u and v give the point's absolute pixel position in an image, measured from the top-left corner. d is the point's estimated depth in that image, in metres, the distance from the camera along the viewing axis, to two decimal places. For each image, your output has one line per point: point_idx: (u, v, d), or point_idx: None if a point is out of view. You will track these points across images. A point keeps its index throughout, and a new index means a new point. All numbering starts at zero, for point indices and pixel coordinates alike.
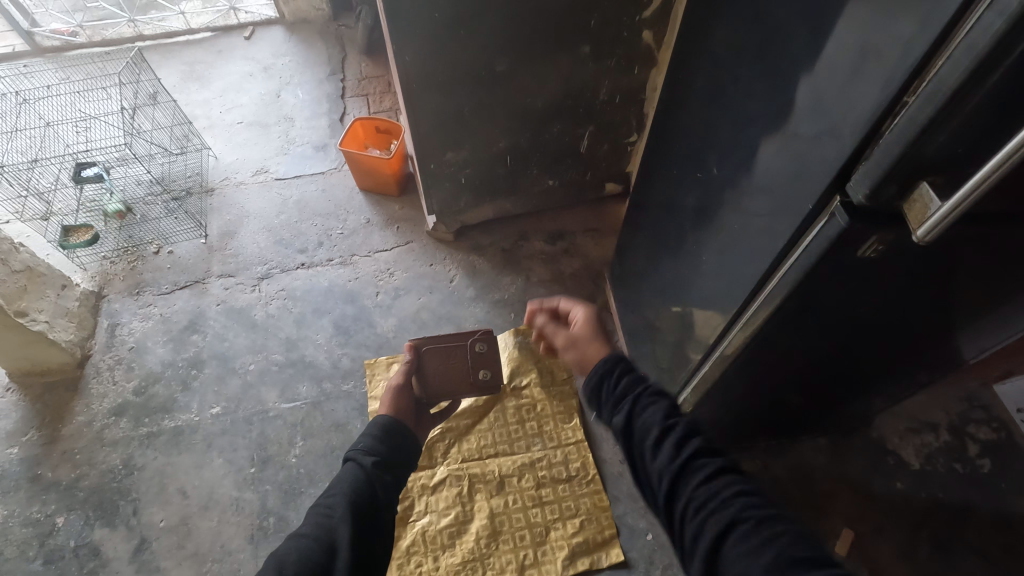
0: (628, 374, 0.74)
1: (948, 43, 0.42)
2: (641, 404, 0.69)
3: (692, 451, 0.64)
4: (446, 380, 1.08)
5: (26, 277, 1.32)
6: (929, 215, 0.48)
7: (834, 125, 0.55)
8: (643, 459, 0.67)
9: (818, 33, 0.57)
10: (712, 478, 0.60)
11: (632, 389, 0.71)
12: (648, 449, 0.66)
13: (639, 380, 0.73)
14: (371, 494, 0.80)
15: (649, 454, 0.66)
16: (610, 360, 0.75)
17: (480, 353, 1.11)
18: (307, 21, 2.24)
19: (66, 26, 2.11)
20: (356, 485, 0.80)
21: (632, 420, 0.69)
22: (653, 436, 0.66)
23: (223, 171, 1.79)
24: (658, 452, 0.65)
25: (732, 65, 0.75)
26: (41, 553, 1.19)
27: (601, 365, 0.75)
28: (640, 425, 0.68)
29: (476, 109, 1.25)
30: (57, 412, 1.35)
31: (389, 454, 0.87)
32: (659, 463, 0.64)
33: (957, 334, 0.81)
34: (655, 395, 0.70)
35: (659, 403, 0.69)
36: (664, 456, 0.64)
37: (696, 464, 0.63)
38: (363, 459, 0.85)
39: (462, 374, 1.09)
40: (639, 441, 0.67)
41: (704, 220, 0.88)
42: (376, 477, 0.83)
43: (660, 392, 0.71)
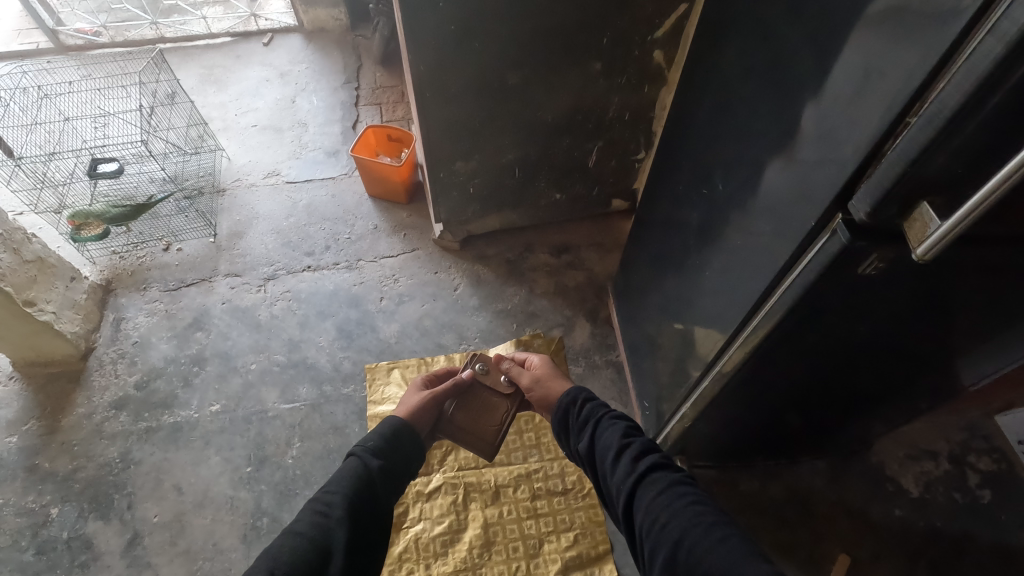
0: (590, 403, 0.88)
1: (951, 65, 0.43)
2: (601, 427, 0.82)
3: (646, 463, 0.73)
4: (475, 412, 1.04)
5: (37, 267, 1.33)
6: (928, 234, 0.49)
7: (837, 148, 0.56)
8: (606, 479, 0.77)
9: (826, 56, 0.59)
10: (661, 490, 0.69)
11: (594, 415, 0.85)
12: (608, 466, 0.76)
13: (600, 407, 0.86)
14: (371, 494, 0.80)
15: (609, 471, 0.76)
16: (576, 392, 0.90)
17: (485, 371, 1.06)
18: (325, 30, 2.28)
19: (90, 25, 2.17)
20: (357, 484, 0.80)
21: (594, 444, 0.81)
22: (611, 455, 0.77)
23: (235, 173, 1.82)
24: (616, 468, 0.75)
25: (741, 84, 0.76)
26: (33, 544, 1.18)
27: (567, 397, 0.90)
28: (600, 447, 0.79)
29: (487, 120, 1.27)
30: (58, 403, 1.35)
31: (394, 459, 0.88)
32: (617, 478, 0.74)
33: (956, 360, 0.82)
34: (615, 418, 0.83)
35: (616, 424, 0.81)
36: (621, 471, 0.74)
37: (649, 475, 0.71)
38: (367, 458, 0.85)
39: (487, 405, 1.04)
40: (600, 461, 0.78)
41: (708, 237, 0.89)
42: (378, 479, 0.83)
43: (619, 415, 0.83)
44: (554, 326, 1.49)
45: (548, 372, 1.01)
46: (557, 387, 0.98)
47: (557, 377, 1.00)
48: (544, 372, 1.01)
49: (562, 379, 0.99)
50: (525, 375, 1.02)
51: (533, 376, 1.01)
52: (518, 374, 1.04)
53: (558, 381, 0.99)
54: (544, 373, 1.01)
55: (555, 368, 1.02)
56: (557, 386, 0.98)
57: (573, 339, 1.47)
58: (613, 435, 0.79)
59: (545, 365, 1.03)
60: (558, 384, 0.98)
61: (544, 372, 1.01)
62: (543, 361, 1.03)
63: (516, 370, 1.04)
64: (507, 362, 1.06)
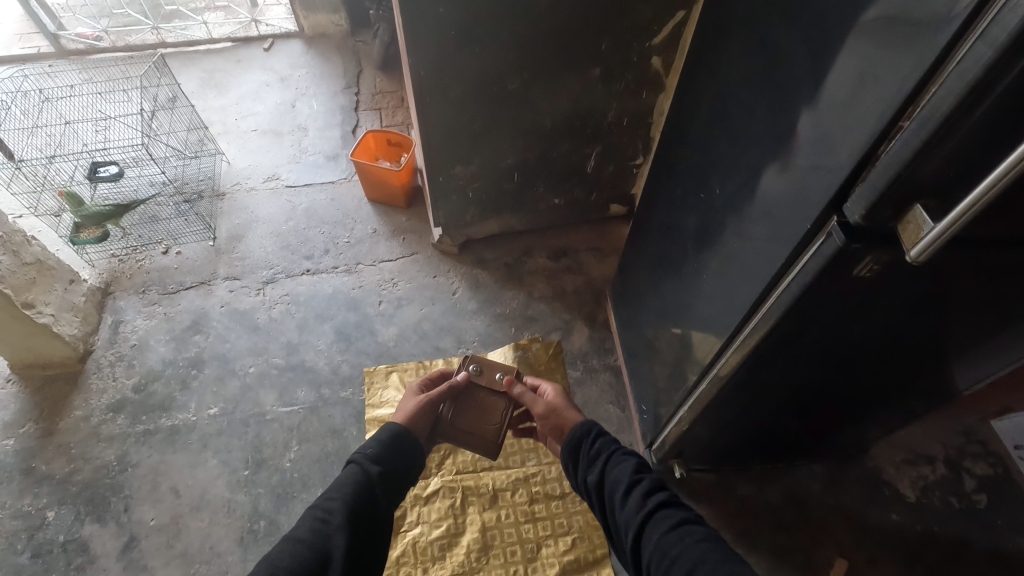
0: (601, 437, 0.88)
1: (943, 70, 0.44)
2: (612, 462, 0.82)
3: (656, 500, 0.73)
4: (474, 415, 1.03)
5: (36, 269, 1.33)
6: (922, 236, 0.50)
7: (832, 152, 0.57)
8: (614, 514, 0.77)
9: (822, 62, 0.59)
10: (670, 527, 0.69)
11: (605, 449, 0.85)
12: (617, 500, 0.77)
13: (611, 442, 0.87)
14: (370, 500, 0.81)
15: (618, 506, 0.76)
16: (588, 425, 0.90)
17: (479, 372, 1.06)
18: (326, 35, 2.29)
19: (91, 31, 2.17)
20: (357, 491, 0.80)
21: (604, 478, 0.81)
22: (621, 489, 0.77)
23: (235, 176, 1.83)
24: (626, 503, 0.75)
25: (738, 89, 0.77)
26: (29, 546, 1.18)
27: (578, 429, 0.90)
28: (610, 481, 0.80)
29: (486, 125, 1.28)
30: (55, 406, 1.35)
31: (394, 466, 0.88)
32: (626, 514, 0.74)
33: (951, 364, 0.82)
34: (626, 454, 0.83)
35: (627, 460, 0.81)
36: (631, 506, 0.74)
37: (659, 512, 0.72)
38: (367, 465, 0.85)
39: (488, 409, 1.04)
40: (609, 495, 0.79)
41: (705, 241, 0.90)
42: (378, 486, 0.83)
43: (630, 452, 0.84)
44: (552, 330, 1.50)
45: (563, 401, 0.99)
46: (568, 417, 0.96)
47: (570, 407, 0.98)
48: (558, 402, 0.98)
49: (576, 409, 0.97)
50: (539, 402, 0.99)
51: (547, 404, 0.98)
52: (531, 401, 1.01)
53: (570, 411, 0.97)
54: (559, 402, 0.98)
55: (569, 399, 1.00)
56: (569, 416, 0.96)
57: (571, 343, 1.48)
58: (624, 471, 0.79)
59: (559, 394, 1.01)
60: (571, 415, 0.96)
61: (558, 401, 0.98)
62: (557, 391, 1.01)
63: (529, 397, 1.00)
64: (517, 386, 1.02)
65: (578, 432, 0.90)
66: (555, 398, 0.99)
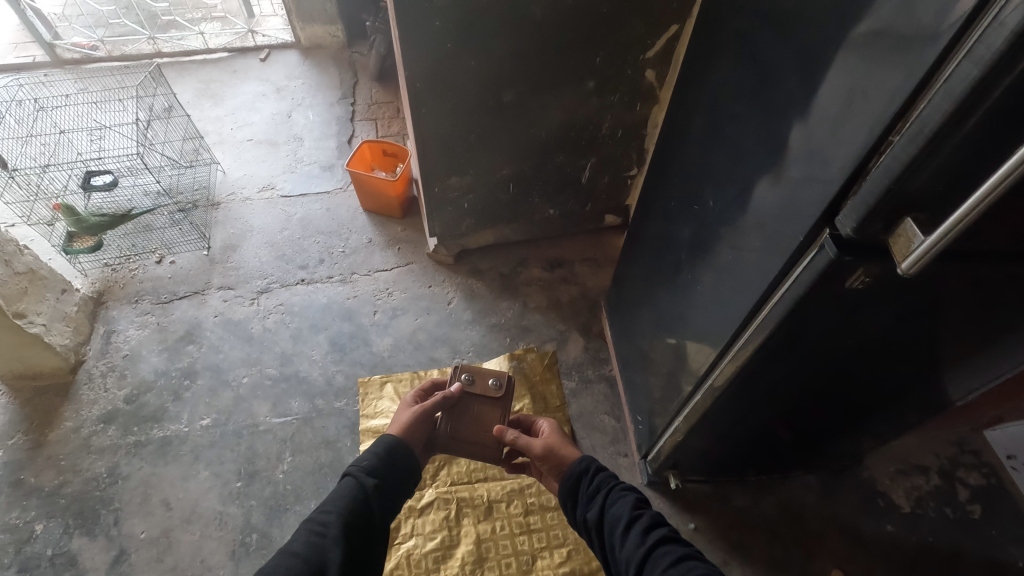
0: (600, 473, 0.88)
1: (932, 86, 0.45)
2: (611, 498, 0.83)
3: (656, 536, 0.74)
4: (467, 425, 1.02)
5: (28, 279, 1.32)
6: (913, 249, 0.51)
7: (823, 165, 0.58)
8: (615, 551, 0.77)
9: (812, 78, 0.60)
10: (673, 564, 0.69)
11: (604, 485, 0.85)
12: (617, 536, 0.77)
13: (610, 478, 0.87)
14: (366, 514, 0.80)
15: (619, 542, 0.76)
16: (586, 461, 0.90)
17: (472, 381, 1.05)
18: (322, 46, 2.31)
19: (87, 40, 2.19)
20: (353, 505, 0.80)
21: (604, 513, 0.81)
22: (621, 526, 0.77)
23: (230, 186, 1.83)
24: (626, 539, 0.75)
25: (731, 103, 0.78)
26: (16, 561, 1.16)
27: (578, 464, 0.90)
28: (610, 518, 0.80)
29: (482, 136, 1.29)
30: (45, 417, 1.34)
31: (390, 479, 0.87)
32: (627, 550, 0.74)
33: (943, 375, 0.83)
34: (625, 490, 0.84)
35: (626, 496, 0.82)
36: (631, 542, 0.74)
37: (660, 548, 0.72)
38: (363, 478, 0.84)
39: (483, 419, 1.03)
40: (610, 532, 0.79)
41: (699, 252, 0.91)
42: (374, 499, 0.82)
43: (629, 487, 0.84)
44: (547, 340, 1.50)
45: (558, 438, 0.99)
46: (566, 455, 0.96)
47: (567, 444, 0.98)
48: (555, 441, 0.98)
49: (572, 446, 0.98)
50: (537, 441, 0.98)
51: (545, 445, 0.97)
52: (526, 443, 0.98)
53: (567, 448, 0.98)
54: (556, 441, 0.98)
55: (565, 435, 1.01)
56: (567, 454, 0.96)
57: (566, 353, 1.48)
58: (623, 507, 0.80)
59: (555, 432, 1.01)
60: (569, 452, 0.96)
61: (554, 440, 0.98)
62: (552, 429, 1.02)
63: (525, 441, 0.98)
64: (512, 432, 0.99)
65: (578, 468, 0.90)
66: (552, 436, 1.00)
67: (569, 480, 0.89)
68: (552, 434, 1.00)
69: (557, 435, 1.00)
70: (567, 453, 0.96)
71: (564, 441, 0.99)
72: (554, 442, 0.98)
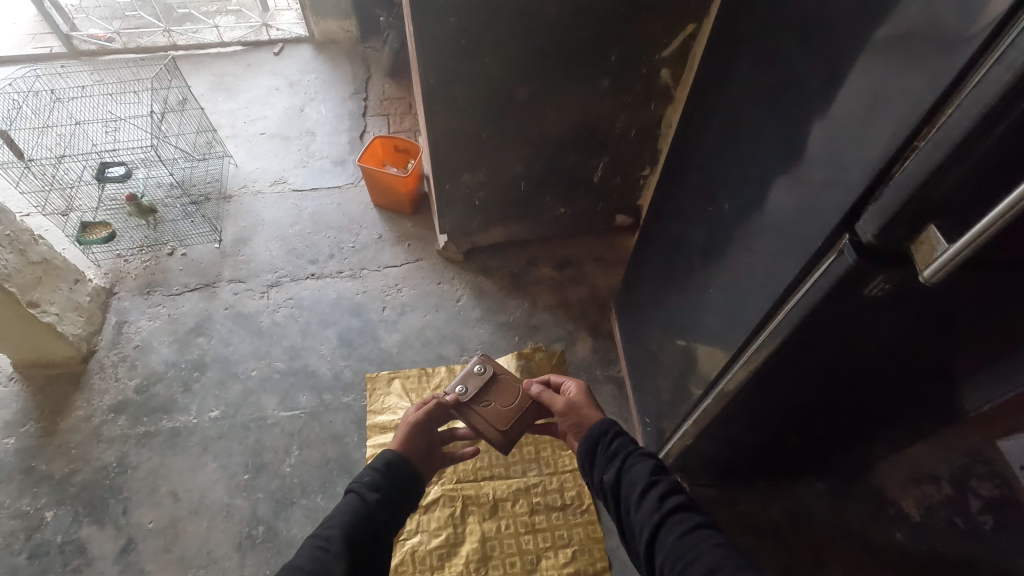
0: (618, 437, 0.87)
1: (959, 91, 0.44)
2: (628, 463, 0.81)
3: (672, 503, 0.73)
4: (484, 416, 1.03)
5: (42, 269, 1.34)
6: (935, 257, 0.50)
7: (845, 170, 0.57)
8: (629, 515, 0.77)
9: (834, 78, 0.59)
10: (687, 531, 0.69)
11: (621, 450, 0.84)
12: (632, 502, 0.77)
13: (627, 442, 0.85)
14: (371, 530, 0.80)
15: (633, 508, 0.76)
16: (606, 423, 0.89)
17: (465, 391, 1.04)
18: (336, 41, 2.31)
19: (104, 32, 2.18)
20: (357, 521, 0.80)
21: (620, 479, 0.81)
22: (637, 492, 0.77)
23: (242, 180, 1.83)
24: (641, 505, 0.75)
25: (749, 105, 0.77)
26: (26, 547, 1.18)
27: (596, 428, 0.89)
28: (626, 483, 0.79)
29: (494, 135, 1.29)
30: (56, 406, 1.35)
31: (394, 492, 0.87)
32: (641, 516, 0.74)
33: (956, 387, 0.82)
34: (642, 455, 0.82)
35: (643, 463, 0.81)
36: (646, 509, 0.74)
37: (674, 516, 0.72)
38: (367, 493, 0.84)
39: (500, 403, 1.04)
40: (625, 497, 0.78)
41: (711, 255, 0.90)
42: (378, 515, 0.82)
43: (647, 452, 0.83)
44: (555, 339, 1.49)
45: (582, 394, 0.98)
46: (588, 409, 0.95)
47: (590, 399, 0.97)
48: (578, 396, 0.97)
49: (595, 402, 0.96)
50: (557, 398, 0.98)
51: (568, 401, 0.96)
52: (549, 399, 0.99)
53: (590, 403, 0.96)
54: (577, 397, 0.97)
55: (589, 391, 0.98)
56: (589, 409, 0.95)
57: (574, 353, 1.47)
58: (640, 472, 0.79)
59: (579, 390, 0.99)
60: (591, 409, 0.95)
61: (577, 395, 0.97)
62: (579, 387, 0.99)
63: (548, 395, 0.99)
64: (535, 386, 1.02)
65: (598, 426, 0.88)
66: (576, 391, 0.99)
67: (588, 443, 0.88)
68: (576, 389, 0.99)
69: (580, 390, 0.99)
70: (590, 408, 0.95)
71: (587, 394, 0.97)
72: (577, 396, 0.97)
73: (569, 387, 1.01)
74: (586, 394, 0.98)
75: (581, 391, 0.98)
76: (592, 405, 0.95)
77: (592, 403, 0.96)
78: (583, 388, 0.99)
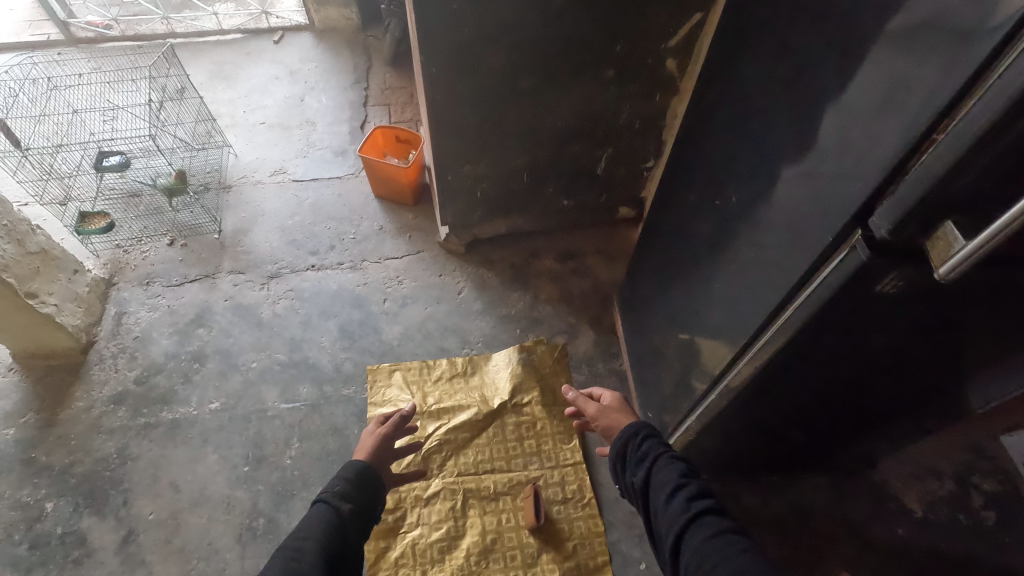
0: (650, 438, 0.86)
1: (983, 83, 0.43)
2: (659, 464, 0.81)
3: (701, 506, 0.73)
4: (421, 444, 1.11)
5: (40, 259, 1.33)
6: (952, 253, 0.49)
7: (858, 164, 0.55)
8: (657, 515, 0.76)
9: (847, 67, 0.58)
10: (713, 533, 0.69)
11: (653, 450, 0.83)
12: (660, 502, 0.76)
13: (659, 444, 0.84)
14: (343, 541, 0.80)
15: (661, 508, 0.75)
16: (637, 424, 0.88)
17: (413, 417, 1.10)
18: (336, 29, 2.28)
19: (100, 19, 2.15)
20: (329, 531, 0.79)
21: (650, 479, 0.80)
22: (666, 492, 0.76)
23: (242, 169, 1.82)
24: (670, 505, 0.74)
25: (758, 96, 0.75)
26: (27, 538, 1.18)
27: (628, 428, 0.88)
28: (655, 483, 0.78)
29: (496, 125, 1.27)
30: (56, 397, 1.35)
31: (362, 502, 0.87)
32: (669, 516, 0.74)
33: (963, 384, 0.81)
34: (673, 457, 0.81)
35: (674, 464, 0.80)
36: (674, 509, 0.73)
37: (702, 519, 0.71)
38: (337, 503, 0.84)
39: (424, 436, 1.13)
40: (653, 497, 0.78)
41: (717, 249, 0.89)
42: (349, 525, 0.82)
43: (678, 455, 0.82)
44: (557, 333, 1.48)
45: (620, 401, 1.00)
46: (621, 416, 0.97)
47: (625, 408, 0.98)
48: (613, 403, 0.99)
49: (629, 412, 0.98)
50: (592, 404, 1.00)
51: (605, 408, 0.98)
52: (584, 404, 1.01)
53: (625, 412, 0.98)
54: (612, 405, 0.99)
55: (625, 401, 1.00)
56: (622, 417, 0.97)
57: (576, 346, 1.46)
58: (670, 473, 0.78)
59: (616, 399, 1.01)
60: (623, 416, 0.97)
61: (611, 402, 0.99)
62: (616, 396, 1.01)
63: (582, 401, 1.01)
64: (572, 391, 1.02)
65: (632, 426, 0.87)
66: (612, 398, 1.00)
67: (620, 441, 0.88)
68: (613, 396, 1.01)
69: (618, 399, 1.00)
70: (623, 416, 0.97)
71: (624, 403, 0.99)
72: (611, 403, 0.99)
73: (607, 394, 1.02)
74: (623, 403, 0.99)
75: (618, 399, 1.00)
76: (627, 415, 0.97)
77: (626, 412, 0.98)
78: (622, 397, 1.00)
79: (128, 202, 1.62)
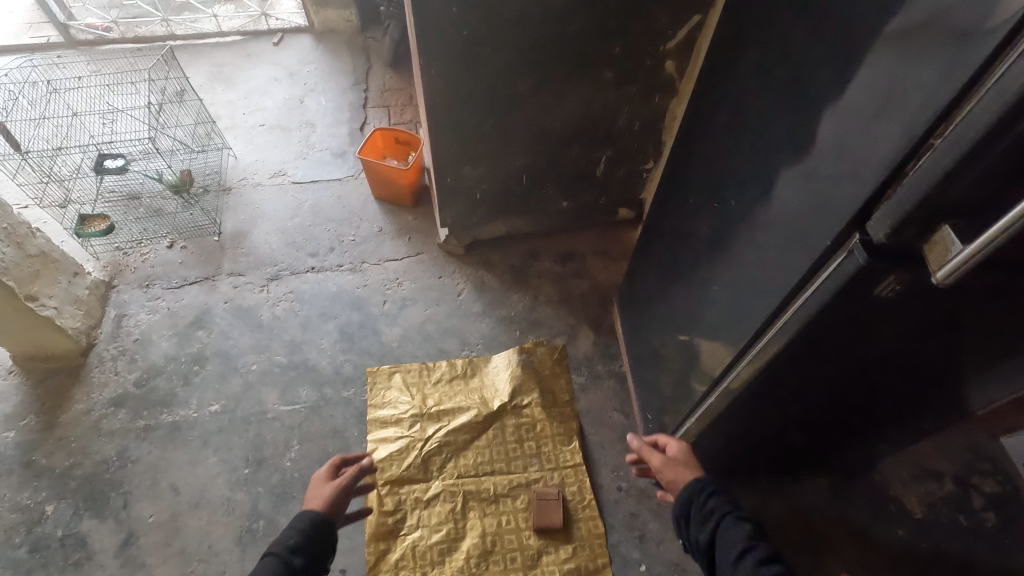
0: (714, 495, 0.86)
1: (980, 88, 0.43)
2: (724, 525, 0.82)
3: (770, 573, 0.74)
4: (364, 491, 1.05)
5: (40, 262, 1.33)
6: (949, 258, 0.49)
7: (856, 167, 0.55)
8: None
9: (845, 70, 0.58)
10: None
11: (717, 510, 0.84)
12: (728, 567, 0.78)
13: (723, 502, 0.85)
14: None
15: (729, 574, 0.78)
16: (698, 482, 0.88)
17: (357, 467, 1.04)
18: (335, 31, 2.28)
19: (100, 21, 2.16)
20: None
21: (715, 541, 0.81)
22: (733, 557, 0.78)
23: (242, 171, 1.82)
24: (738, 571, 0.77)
25: (757, 98, 0.75)
26: (27, 540, 1.18)
27: (689, 485, 0.88)
28: (721, 546, 0.80)
29: (496, 127, 1.27)
30: (55, 400, 1.35)
31: (314, 556, 0.87)
32: None
33: (961, 386, 0.81)
34: (738, 518, 0.82)
35: (739, 526, 0.81)
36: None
37: None
38: (289, 556, 0.84)
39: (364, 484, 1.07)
40: (720, 560, 0.80)
41: (716, 251, 0.89)
42: None
43: (743, 515, 0.82)
44: (557, 334, 1.48)
45: (687, 452, 0.97)
46: (688, 468, 0.94)
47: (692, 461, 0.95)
48: (679, 454, 0.97)
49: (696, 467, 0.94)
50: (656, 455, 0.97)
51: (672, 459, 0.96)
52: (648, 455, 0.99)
53: (692, 464, 0.95)
54: (679, 458, 0.95)
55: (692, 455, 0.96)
56: (688, 469, 0.94)
57: (576, 347, 1.46)
58: (736, 537, 0.79)
59: (683, 451, 0.97)
60: (689, 468, 0.94)
61: (677, 453, 0.97)
62: (682, 448, 0.97)
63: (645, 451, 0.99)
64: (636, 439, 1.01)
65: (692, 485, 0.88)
66: (680, 449, 0.97)
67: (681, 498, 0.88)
68: (681, 447, 0.98)
69: (684, 449, 0.97)
70: (690, 468, 0.94)
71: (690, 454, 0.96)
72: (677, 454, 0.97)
73: (675, 443, 0.99)
74: (688, 454, 0.96)
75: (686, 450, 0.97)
76: (693, 468, 0.94)
77: (693, 464, 0.95)
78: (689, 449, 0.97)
79: (128, 204, 1.63)
